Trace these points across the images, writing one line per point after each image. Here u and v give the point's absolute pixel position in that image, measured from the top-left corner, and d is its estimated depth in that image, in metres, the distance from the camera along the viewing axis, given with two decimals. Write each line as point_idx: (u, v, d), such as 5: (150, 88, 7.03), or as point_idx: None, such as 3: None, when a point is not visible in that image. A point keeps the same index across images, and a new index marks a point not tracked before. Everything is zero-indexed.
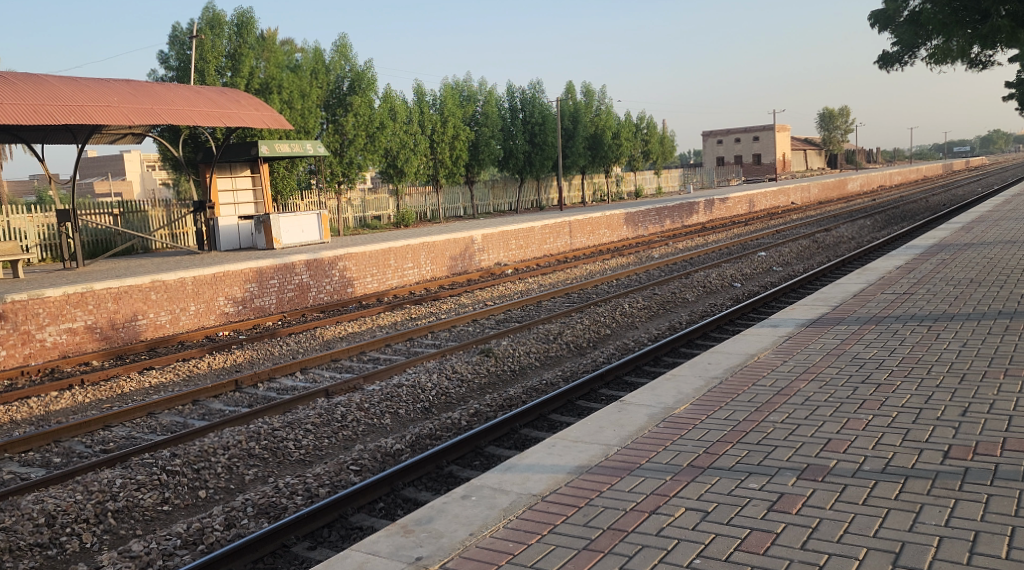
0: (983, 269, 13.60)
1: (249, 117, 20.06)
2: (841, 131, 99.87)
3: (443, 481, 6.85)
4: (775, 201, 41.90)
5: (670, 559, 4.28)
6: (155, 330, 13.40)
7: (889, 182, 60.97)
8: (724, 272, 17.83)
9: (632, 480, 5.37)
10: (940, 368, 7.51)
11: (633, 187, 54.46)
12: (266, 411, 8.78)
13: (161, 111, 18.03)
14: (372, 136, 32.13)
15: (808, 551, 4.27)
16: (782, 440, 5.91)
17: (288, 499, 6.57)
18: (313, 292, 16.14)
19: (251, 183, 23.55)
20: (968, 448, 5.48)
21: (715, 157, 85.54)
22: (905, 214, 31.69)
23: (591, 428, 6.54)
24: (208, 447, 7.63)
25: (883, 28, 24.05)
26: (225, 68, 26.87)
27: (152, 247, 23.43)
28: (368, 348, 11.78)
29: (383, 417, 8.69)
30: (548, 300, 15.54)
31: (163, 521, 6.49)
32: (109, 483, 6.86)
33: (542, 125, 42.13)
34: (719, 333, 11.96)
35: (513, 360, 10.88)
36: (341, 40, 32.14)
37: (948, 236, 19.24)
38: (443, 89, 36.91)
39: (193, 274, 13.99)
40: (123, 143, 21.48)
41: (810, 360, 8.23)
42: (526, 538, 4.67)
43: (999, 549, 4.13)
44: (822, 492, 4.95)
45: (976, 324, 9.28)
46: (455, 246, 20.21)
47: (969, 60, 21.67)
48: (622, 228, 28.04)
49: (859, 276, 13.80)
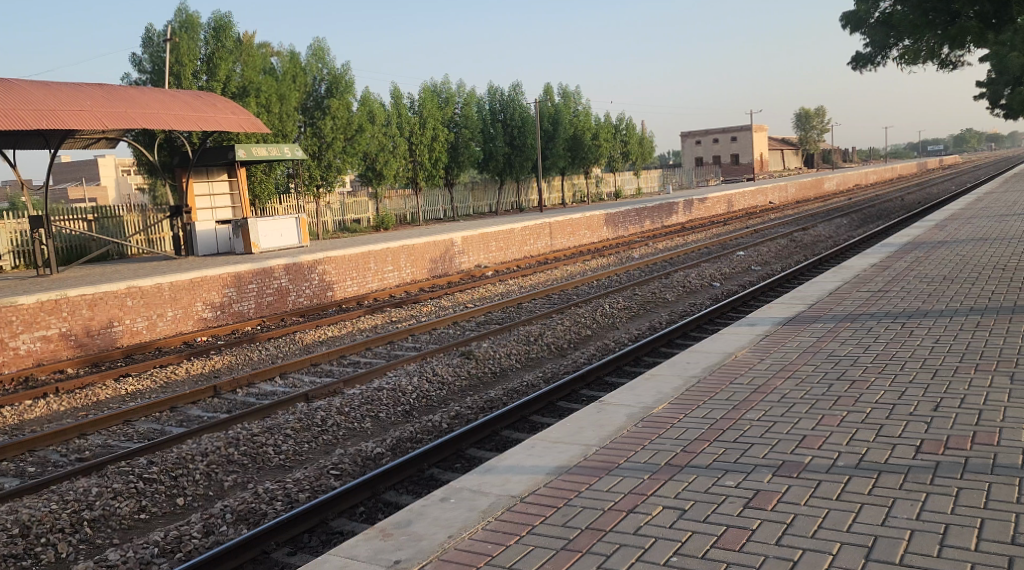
0: (957, 266, 13.75)
1: (225, 121, 19.85)
2: (817, 131, 102.02)
3: (424, 484, 6.86)
4: (754, 200, 42.19)
5: (648, 558, 4.30)
6: (132, 336, 13.29)
7: (864, 181, 61.81)
8: (703, 272, 17.97)
9: (611, 480, 5.39)
10: (914, 364, 7.61)
11: (613, 187, 54.74)
12: (245, 416, 8.73)
13: (133, 115, 17.68)
14: (351, 140, 32.01)
15: (783, 546, 4.31)
16: (759, 437, 5.96)
17: (268, 505, 6.55)
18: (292, 296, 16.06)
19: (229, 187, 23.26)
20: (940, 442, 5.55)
21: (692, 157, 86.36)
22: (881, 213, 31.98)
23: (571, 429, 6.57)
24: (186, 454, 7.57)
25: (854, 29, 24.45)
26: (200, 71, 26.73)
27: (128, 252, 23.20)
28: (348, 352, 11.74)
29: (363, 421, 8.68)
30: (528, 301, 15.62)
31: (141, 529, 6.44)
32: (84, 492, 6.81)
33: (522, 128, 42.35)
34: (699, 331, 12.05)
35: (495, 361, 10.92)
36: (318, 44, 32.15)
37: (924, 235, 19.35)
38: (421, 92, 36.92)
39: (170, 280, 13.87)
40: (96, 146, 21.30)
41: (787, 358, 8.30)
42: (503, 539, 4.68)
43: (969, 541, 4.19)
44: (797, 488, 5.01)
45: (949, 321, 9.41)
46: (435, 248, 20.20)
47: (940, 59, 22.05)
48: (603, 229, 28.21)
49: (834, 275, 13.88)
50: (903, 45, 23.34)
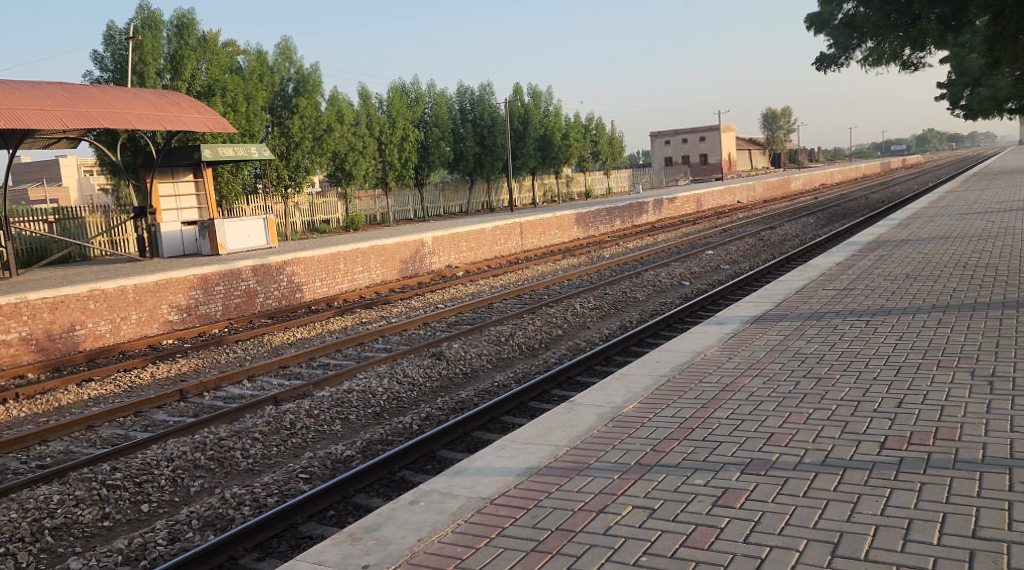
0: (920, 264, 13.98)
1: (190, 121, 19.54)
2: (784, 131, 103.39)
3: (395, 486, 6.80)
4: (722, 200, 42.52)
5: (618, 558, 4.30)
6: (94, 340, 13.05)
7: (830, 180, 62.64)
8: (673, 271, 18.07)
9: (581, 480, 5.39)
10: (878, 361, 7.72)
11: (583, 187, 54.95)
12: (212, 420, 8.61)
13: (94, 114, 17.32)
14: (319, 140, 31.77)
15: (750, 544, 4.34)
16: (727, 436, 5.99)
17: (236, 510, 6.46)
18: (260, 297, 15.89)
19: (194, 188, 22.97)
20: (904, 438, 5.63)
21: (662, 157, 86.97)
22: (846, 212, 32.42)
23: (541, 429, 6.56)
24: (150, 460, 7.44)
25: (817, 30, 24.79)
26: (164, 69, 26.38)
27: (90, 254, 22.81)
28: (317, 354, 11.65)
29: (333, 423, 8.60)
30: (499, 301, 15.62)
31: (104, 537, 6.32)
32: (45, 500, 6.66)
33: (491, 127, 42.35)
34: (669, 331, 12.11)
35: (466, 362, 10.89)
36: (284, 42, 31.89)
37: (888, 233, 19.64)
38: (390, 91, 36.74)
39: (134, 283, 13.65)
40: (57, 146, 20.95)
41: (754, 356, 8.37)
42: (473, 542, 4.64)
43: (932, 536, 4.25)
44: (765, 485, 5.04)
45: (913, 318, 9.56)
46: (405, 249, 20.10)
47: (902, 61, 22.45)
48: (573, 228, 28.28)
49: (800, 273, 14.06)
50: (866, 46, 23.63)
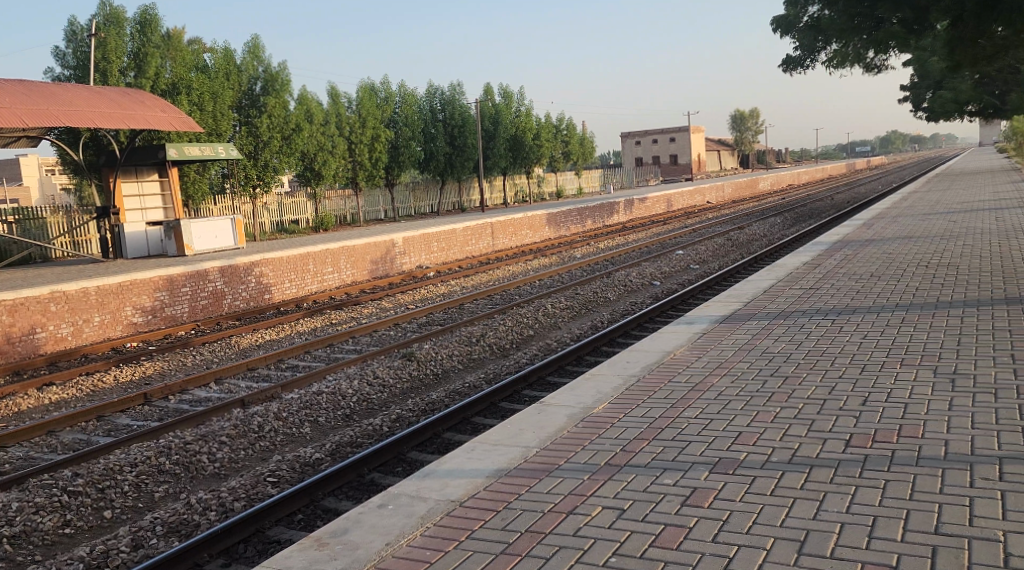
0: (885, 264, 14.18)
1: (155, 121, 19.23)
2: (752, 131, 104.40)
3: (364, 489, 6.74)
4: (692, 200, 42.83)
5: (587, 559, 4.29)
6: (55, 343, 12.80)
7: (797, 180, 63.35)
8: (644, 271, 18.15)
9: (551, 481, 5.38)
10: (843, 360, 7.80)
11: (554, 187, 55.07)
12: (178, 424, 8.47)
13: (56, 112, 16.97)
14: (288, 139, 31.44)
15: (718, 544, 4.35)
16: (696, 435, 6.01)
17: (201, 515, 6.37)
18: (228, 299, 15.69)
19: (160, 188, 22.66)
20: (868, 436, 5.69)
21: (633, 158, 87.40)
22: (813, 212, 32.82)
23: (511, 431, 6.53)
24: (114, 465, 7.31)
25: (784, 33, 25.08)
26: (128, 67, 26.01)
27: (52, 256, 22.38)
28: (285, 356, 11.52)
29: (302, 426, 8.51)
30: (469, 301, 15.58)
31: (66, 545, 6.19)
32: (4, 508, 6.51)
33: (462, 127, 42.24)
34: (639, 330, 12.16)
35: (436, 363, 10.83)
36: (252, 41, 31.58)
37: (853, 233, 19.90)
38: (359, 91, 36.52)
39: (97, 284, 13.41)
40: (17, 145, 20.63)
41: (722, 356, 8.43)
42: (442, 546, 4.61)
43: (895, 532, 4.29)
44: (732, 484, 5.07)
45: (878, 317, 9.68)
46: (376, 249, 19.98)
47: (866, 63, 22.81)
48: (544, 228, 28.30)
49: (768, 273, 14.19)
50: (831, 49, 24.00)
